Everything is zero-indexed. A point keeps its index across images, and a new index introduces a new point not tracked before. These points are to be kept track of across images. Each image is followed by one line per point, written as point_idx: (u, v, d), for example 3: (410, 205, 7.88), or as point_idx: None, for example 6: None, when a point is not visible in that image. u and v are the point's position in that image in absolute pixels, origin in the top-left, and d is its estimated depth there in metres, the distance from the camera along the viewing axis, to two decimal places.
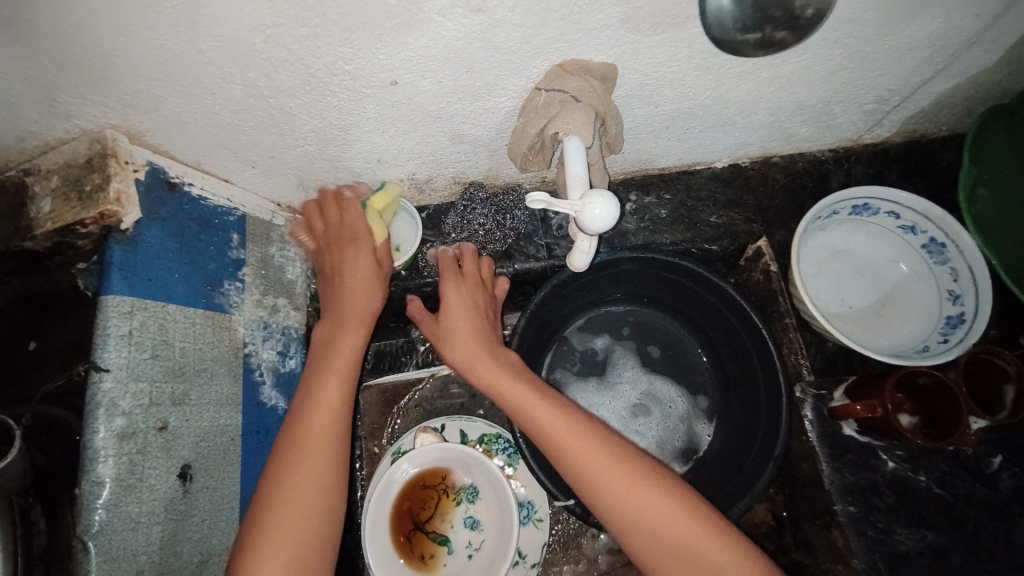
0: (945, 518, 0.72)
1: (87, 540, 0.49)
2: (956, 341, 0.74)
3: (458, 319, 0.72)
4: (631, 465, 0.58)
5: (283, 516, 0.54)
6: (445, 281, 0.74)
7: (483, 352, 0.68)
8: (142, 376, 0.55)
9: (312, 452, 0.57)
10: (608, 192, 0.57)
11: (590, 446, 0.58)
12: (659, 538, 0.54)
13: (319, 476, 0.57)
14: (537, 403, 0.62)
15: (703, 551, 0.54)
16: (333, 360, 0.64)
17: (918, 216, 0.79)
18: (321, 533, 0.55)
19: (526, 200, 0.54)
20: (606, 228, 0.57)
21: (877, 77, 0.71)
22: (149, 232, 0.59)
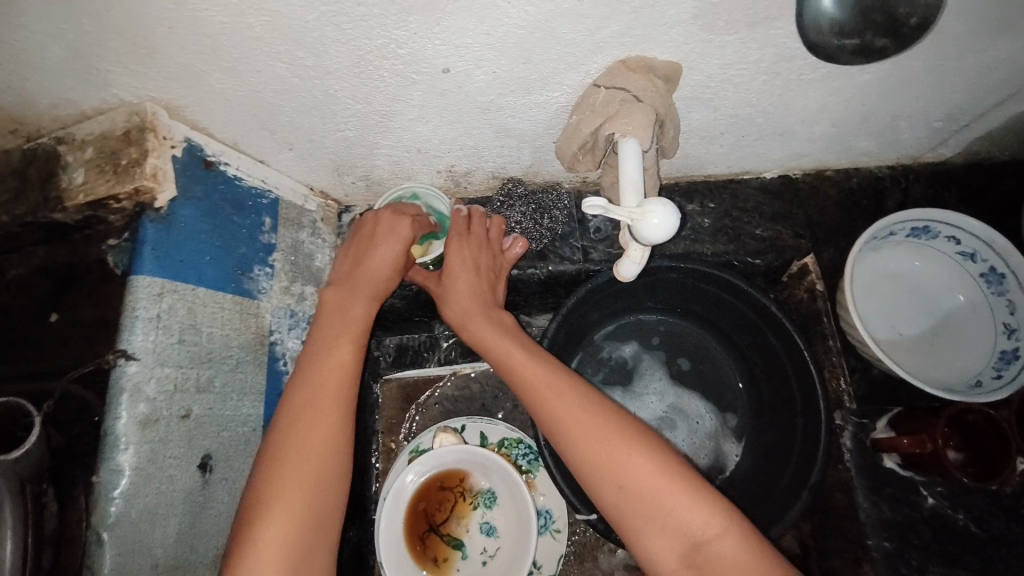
0: (985, 562, 0.69)
1: (102, 530, 0.48)
2: (1010, 379, 0.70)
3: (469, 289, 0.69)
4: (621, 429, 0.54)
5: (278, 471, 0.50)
6: (448, 243, 0.70)
7: (481, 317, 0.67)
8: (168, 361, 0.54)
9: (312, 416, 0.53)
10: (668, 200, 0.54)
11: (569, 403, 0.56)
12: (633, 498, 0.51)
13: (320, 443, 0.52)
14: (525, 365, 0.61)
15: (678, 511, 0.50)
16: (342, 327, 0.59)
17: (980, 244, 0.74)
18: (321, 505, 0.51)
19: (582, 205, 0.52)
20: (664, 240, 0.54)
21: (952, 94, 0.67)
22: (183, 211, 0.57)
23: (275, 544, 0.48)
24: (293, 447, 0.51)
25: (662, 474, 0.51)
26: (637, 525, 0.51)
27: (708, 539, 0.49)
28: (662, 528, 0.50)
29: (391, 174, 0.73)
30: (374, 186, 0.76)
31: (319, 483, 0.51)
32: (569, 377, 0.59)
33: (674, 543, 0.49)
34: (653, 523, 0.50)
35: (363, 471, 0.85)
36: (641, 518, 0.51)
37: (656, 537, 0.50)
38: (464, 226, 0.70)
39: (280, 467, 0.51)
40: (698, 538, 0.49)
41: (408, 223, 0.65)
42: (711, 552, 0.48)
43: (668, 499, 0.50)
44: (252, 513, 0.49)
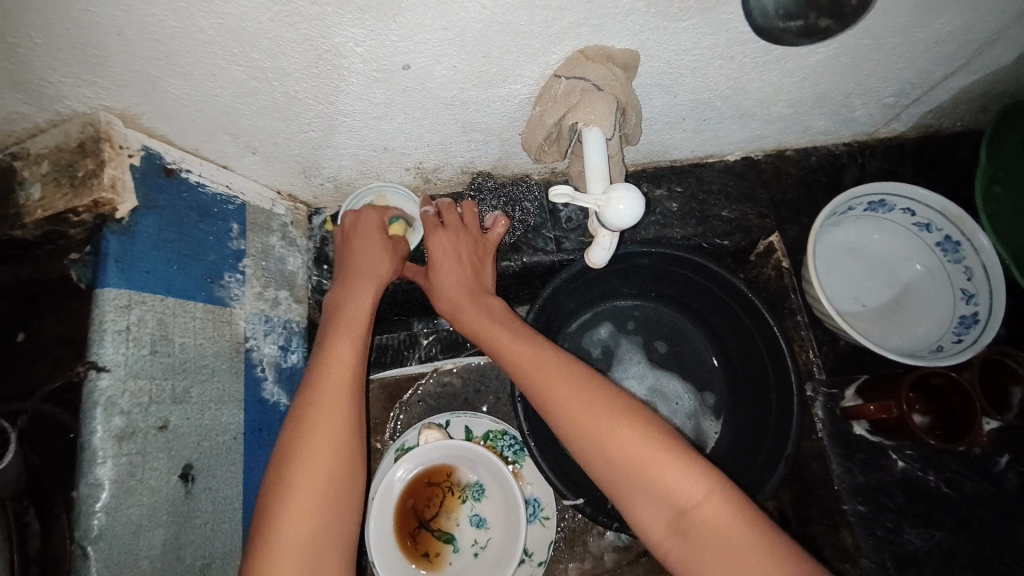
0: (953, 518, 0.71)
1: (86, 546, 0.44)
2: (970, 342, 0.71)
3: (450, 278, 0.69)
4: (607, 404, 0.55)
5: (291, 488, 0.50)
6: (427, 237, 0.70)
7: (470, 305, 0.67)
8: (141, 373, 0.51)
9: (307, 432, 0.53)
10: (632, 185, 0.54)
11: (555, 383, 0.58)
12: (619, 465, 0.52)
13: (330, 426, 0.53)
14: (513, 349, 0.62)
15: (661, 476, 0.51)
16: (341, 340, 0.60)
17: (935, 214, 0.76)
18: (334, 489, 0.51)
19: (549, 193, 0.52)
20: (629, 224, 0.55)
21: (900, 71, 0.70)
22: (146, 221, 0.56)
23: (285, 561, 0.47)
24: (303, 447, 0.52)
25: (650, 444, 0.52)
26: (630, 494, 0.52)
27: (692, 506, 0.50)
28: (648, 496, 0.51)
29: (360, 174, 0.74)
30: (342, 186, 0.76)
31: (331, 480, 0.52)
32: (559, 359, 0.60)
33: (665, 509, 0.51)
34: (641, 491, 0.52)
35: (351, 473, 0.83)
36: (629, 486, 0.52)
37: (650, 505, 0.51)
38: (437, 220, 0.72)
39: (297, 454, 0.52)
40: (686, 503, 0.50)
41: (375, 213, 0.70)
42: (701, 516, 0.49)
43: (654, 467, 0.51)
44: (259, 534, 0.49)
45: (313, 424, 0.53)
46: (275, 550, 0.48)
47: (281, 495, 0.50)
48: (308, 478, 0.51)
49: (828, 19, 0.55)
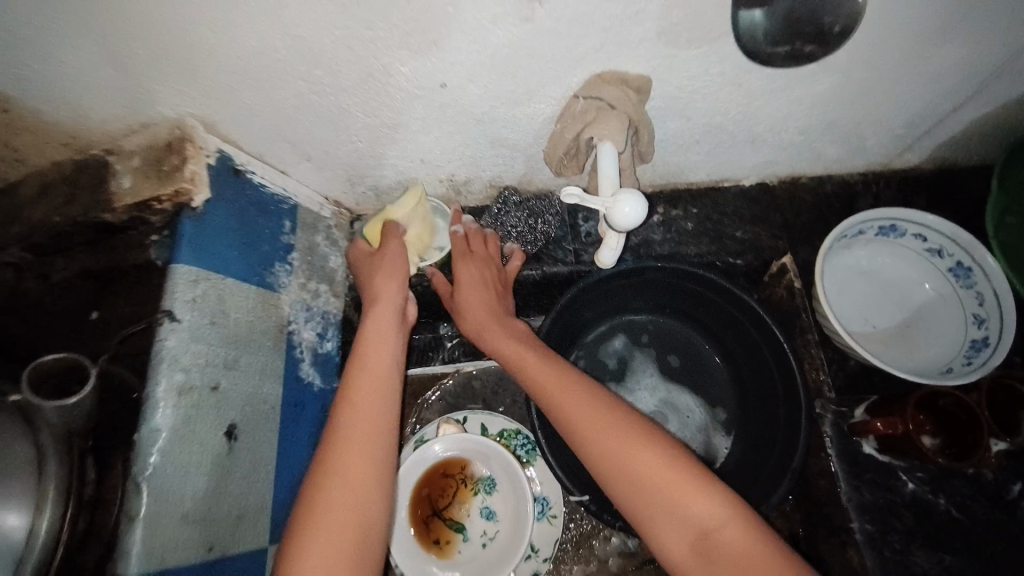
0: (966, 544, 0.70)
1: (142, 483, 0.50)
2: (979, 364, 0.72)
3: (474, 297, 0.75)
4: (627, 422, 0.59)
5: (333, 480, 0.52)
6: (457, 263, 0.77)
7: (496, 326, 0.73)
8: (201, 339, 0.58)
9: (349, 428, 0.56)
10: (637, 191, 0.61)
11: (580, 401, 0.61)
12: (642, 484, 0.55)
13: (373, 425, 0.57)
14: (538, 369, 0.66)
15: (686, 496, 0.54)
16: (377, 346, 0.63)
17: (945, 240, 0.78)
18: (376, 482, 0.54)
19: (561, 193, 0.57)
20: (635, 225, 0.58)
21: (905, 101, 0.74)
22: (215, 211, 0.64)
23: (322, 550, 0.49)
24: (343, 441, 0.55)
25: (674, 465, 0.55)
26: (651, 513, 0.54)
27: (714, 528, 0.52)
28: (669, 515, 0.54)
29: (398, 184, 0.82)
30: (382, 195, 0.84)
31: (370, 476, 0.54)
32: (581, 380, 0.65)
33: (687, 532, 0.53)
34: (663, 511, 0.54)
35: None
36: (650, 505, 0.54)
37: (672, 526, 0.53)
38: (465, 245, 0.79)
39: (337, 448, 0.55)
40: (710, 526, 0.52)
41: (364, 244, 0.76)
42: (723, 540, 0.51)
43: (679, 487, 0.54)
44: (297, 523, 0.51)
45: (352, 419, 0.57)
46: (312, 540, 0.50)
47: (326, 488, 0.52)
48: (353, 468, 0.54)
49: (811, 45, 0.59)
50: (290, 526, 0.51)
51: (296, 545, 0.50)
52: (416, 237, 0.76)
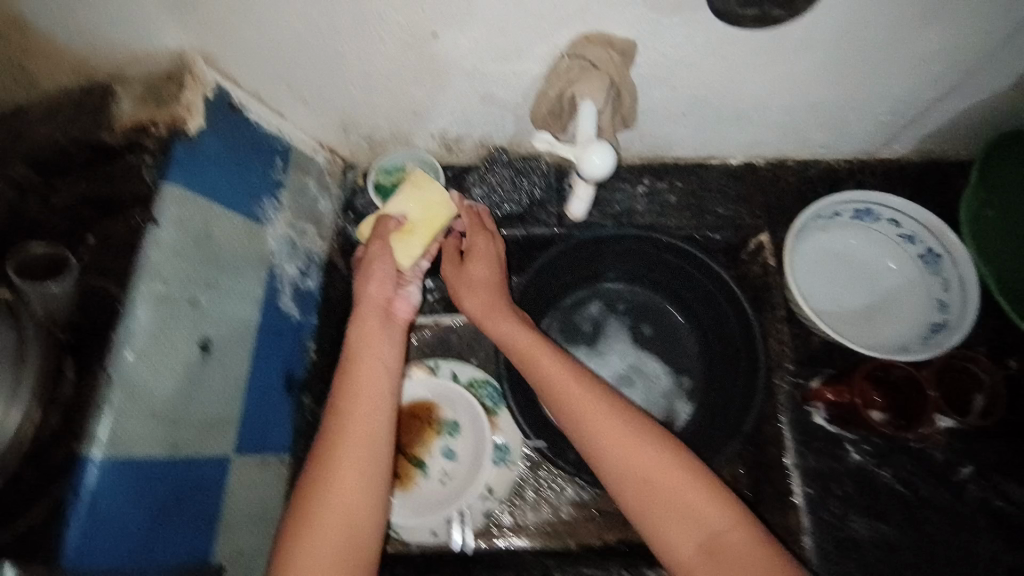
0: (903, 516, 0.74)
1: (115, 374, 0.54)
2: (935, 343, 0.75)
3: (480, 279, 0.79)
4: (629, 422, 0.65)
5: (343, 464, 0.60)
6: (475, 238, 0.80)
7: (501, 311, 0.76)
8: (184, 255, 0.62)
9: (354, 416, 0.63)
10: (605, 144, 0.62)
11: (585, 403, 0.66)
12: (652, 486, 0.61)
13: (374, 416, 0.64)
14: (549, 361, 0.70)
15: (687, 499, 0.60)
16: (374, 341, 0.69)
17: (918, 226, 0.80)
18: (379, 464, 0.62)
19: (532, 137, 0.63)
20: (602, 174, 0.61)
21: (889, 87, 0.75)
22: (209, 139, 0.67)
23: (340, 521, 0.58)
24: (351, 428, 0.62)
25: (684, 470, 0.62)
26: (659, 515, 0.60)
27: (724, 532, 0.59)
28: (678, 515, 0.60)
29: (391, 136, 0.85)
30: (376, 146, 0.87)
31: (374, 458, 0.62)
32: (582, 374, 0.69)
33: (690, 531, 0.59)
34: (676, 511, 0.60)
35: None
36: (660, 506, 0.60)
37: (675, 526, 0.60)
38: (478, 221, 0.81)
39: (343, 435, 0.62)
40: (714, 529, 0.59)
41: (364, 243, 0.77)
42: (725, 540, 0.58)
43: (682, 490, 0.61)
44: (312, 500, 0.59)
45: (357, 409, 0.64)
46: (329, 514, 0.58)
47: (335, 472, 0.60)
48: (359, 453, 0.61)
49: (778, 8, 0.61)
50: (304, 502, 0.59)
51: (313, 520, 0.58)
52: (421, 222, 0.75)
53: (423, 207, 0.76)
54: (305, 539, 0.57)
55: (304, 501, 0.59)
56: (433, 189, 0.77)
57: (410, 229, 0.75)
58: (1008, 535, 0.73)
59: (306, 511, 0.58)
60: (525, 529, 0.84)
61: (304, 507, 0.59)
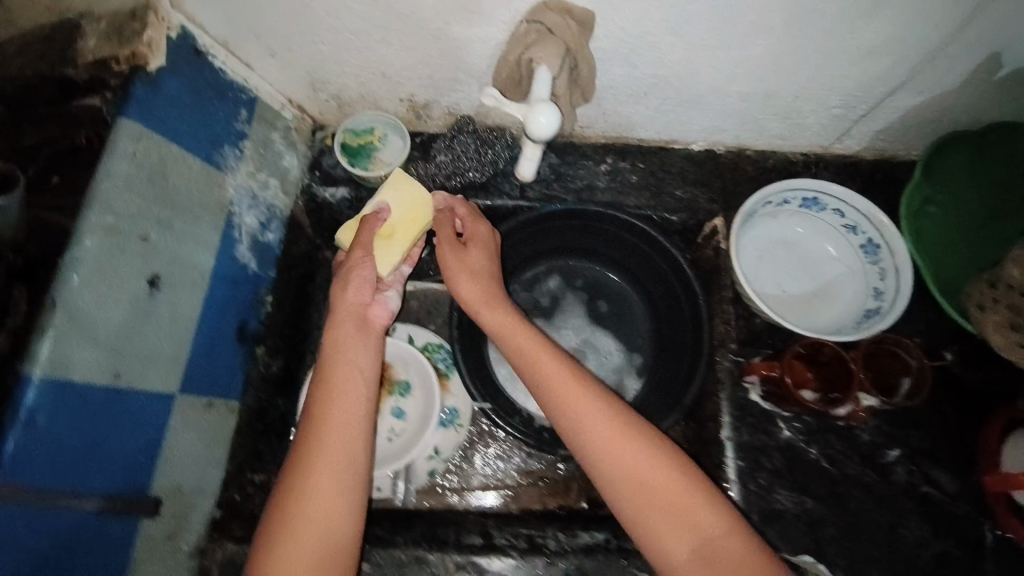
0: (828, 492, 0.77)
1: (56, 298, 0.55)
2: (866, 326, 0.80)
3: (480, 266, 0.77)
4: (614, 428, 0.65)
5: (326, 466, 0.62)
6: (478, 225, 0.79)
7: (497, 302, 0.75)
8: (136, 190, 0.62)
9: (334, 418, 0.64)
10: (552, 103, 0.65)
11: (571, 408, 0.67)
12: (642, 494, 0.63)
13: (353, 417, 0.65)
14: (543, 359, 0.70)
15: (676, 503, 0.63)
16: (352, 343, 0.70)
17: (861, 217, 0.84)
18: (362, 466, 0.64)
19: (480, 95, 0.64)
20: (548, 136, 0.65)
21: (840, 79, 0.78)
22: (170, 81, 0.67)
23: (326, 519, 0.60)
24: (329, 430, 0.63)
25: (682, 478, 0.64)
26: (651, 522, 0.62)
27: (718, 536, 0.61)
28: (671, 521, 0.62)
29: (360, 97, 0.86)
30: (345, 106, 0.88)
31: (356, 459, 0.64)
32: (573, 374, 0.69)
33: (682, 536, 0.62)
34: (669, 518, 0.62)
35: (300, 354, 0.88)
36: (653, 511, 0.63)
37: (667, 532, 0.62)
38: (472, 212, 0.80)
39: (322, 435, 0.63)
40: (705, 533, 0.61)
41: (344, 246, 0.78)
42: (716, 543, 0.61)
43: (671, 498, 0.63)
44: (296, 500, 0.60)
45: (337, 411, 0.65)
46: (310, 514, 0.60)
47: (316, 472, 0.62)
48: (340, 454, 0.63)
49: None
50: (285, 503, 0.61)
51: (296, 519, 0.59)
52: (399, 228, 0.77)
53: (401, 213, 0.78)
54: (285, 538, 0.59)
55: (283, 501, 0.61)
56: (412, 190, 0.78)
57: (388, 235, 0.77)
58: (933, 517, 0.77)
59: (288, 512, 0.60)
60: (472, 492, 0.87)
61: (285, 508, 0.61)
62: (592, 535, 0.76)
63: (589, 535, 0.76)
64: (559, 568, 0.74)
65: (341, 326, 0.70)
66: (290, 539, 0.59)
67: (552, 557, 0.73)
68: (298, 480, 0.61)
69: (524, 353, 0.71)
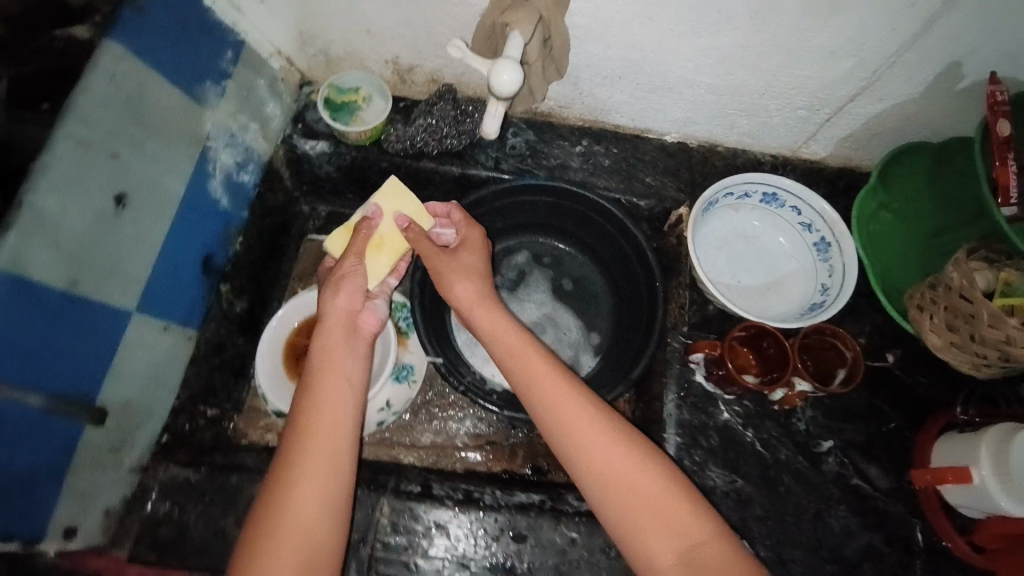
0: (759, 474, 0.79)
1: (21, 198, 0.56)
2: (809, 316, 0.84)
3: (471, 265, 0.77)
4: (604, 440, 0.63)
5: (308, 467, 0.60)
6: (472, 232, 0.79)
7: (486, 303, 0.74)
8: (112, 107, 0.64)
9: (317, 420, 0.63)
10: (514, 60, 0.69)
11: (558, 419, 0.64)
12: (627, 500, 0.60)
13: (338, 420, 0.63)
14: (533, 366, 0.68)
15: (668, 514, 0.60)
16: (340, 347, 0.69)
17: (816, 216, 0.89)
18: (346, 469, 0.61)
19: (447, 44, 0.72)
20: (509, 94, 0.70)
21: (805, 78, 0.82)
22: (157, 9, 0.68)
23: (307, 521, 0.57)
24: (313, 432, 0.62)
25: (671, 488, 0.61)
26: (639, 529, 0.59)
27: (703, 541, 0.59)
28: (659, 526, 0.59)
29: (347, 55, 0.89)
30: (331, 63, 0.91)
31: (339, 461, 0.61)
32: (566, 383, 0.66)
33: (671, 547, 0.58)
34: (656, 523, 0.59)
35: (267, 297, 0.95)
36: (641, 516, 0.59)
37: (654, 542, 0.59)
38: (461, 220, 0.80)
39: (305, 438, 0.61)
40: (693, 541, 0.59)
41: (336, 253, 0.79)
42: (704, 551, 0.58)
43: (661, 512, 0.59)
44: (275, 505, 0.57)
45: (321, 414, 0.63)
46: (290, 517, 0.57)
47: (298, 473, 0.59)
48: (323, 456, 0.60)
49: None
50: (263, 508, 0.58)
51: (275, 523, 0.57)
52: (389, 238, 0.78)
53: (390, 222, 0.78)
54: (263, 543, 0.56)
55: (263, 506, 0.58)
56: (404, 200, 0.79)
57: (378, 246, 0.77)
58: (864, 510, 0.78)
59: (266, 517, 0.57)
60: (419, 450, 0.90)
61: (264, 514, 0.58)
62: (527, 495, 0.76)
63: (525, 495, 0.76)
64: (492, 522, 0.74)
65: (331, 331, 0.70)
66: (268, 544, 0.56)
67: (486, 510, 0.74)
68: (278, 483, 0.59)
69: (513, 357, 0.69)
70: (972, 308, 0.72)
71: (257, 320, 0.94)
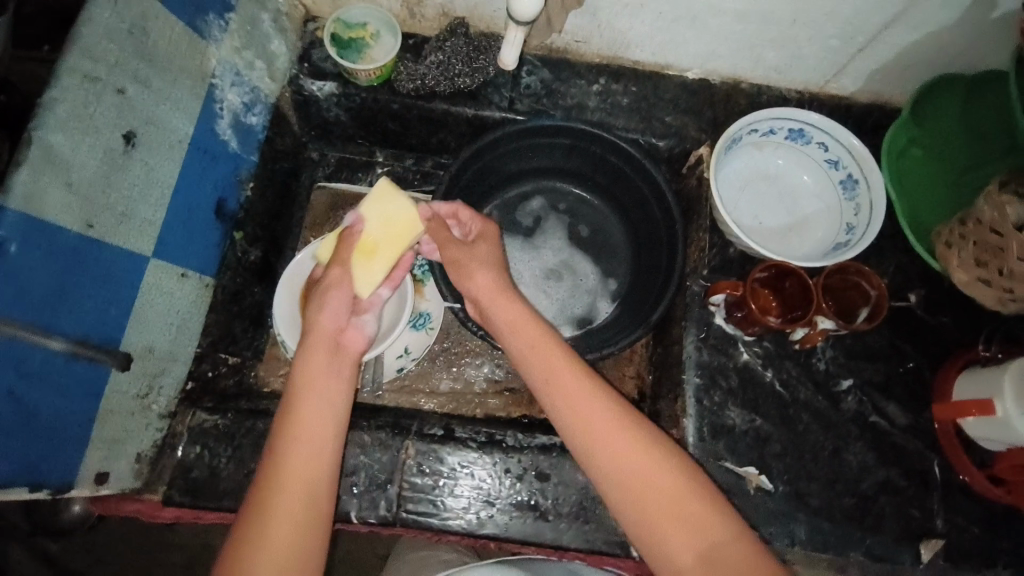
0: (778, 413, 0.80)
1: (32, 134, 0.54)
2: (833, 256, 0.82)
3: (487, 253, 0.73)
4: (617, 441, 0.60)
5: (287, 486, 0.55)
6: (483, 228, 0.75)
7: (505, 291, 0.70)
8: (116, 40, 0.61)
9: (301, 435, 0.58)
10: None
11: (581, 417, 0.61)
12: (634, 494, 0.58)
13: (323, 434, 0.59)
14: (557, 363, 0.64)
15: (680, 513, 0.57)
16: (323, 354, 0.64)
17: (844, 152, 0.86)
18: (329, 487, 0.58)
19: None
20: (531, 16, 0.69)
21: (840, 4, 0.77)
22: None
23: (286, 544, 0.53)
24: (295, 448, 0.57)
25: (684, 488, 0.58)
26: (656, 530, 0.56)
27: (724, 541, 0.55)
28: (682, 528, 0.56)
29: None
30: None
31: (322, 477, 0.57)
32: (585, 382, 0.63)
33: (683, 547, 0.56)
34: (665, 517, 0.56)
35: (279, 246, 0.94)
36: (652, 519, 0.57)
37: (668, 539, 0.56)
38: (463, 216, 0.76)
39: (286, 455, 0.57)
40: (708, 539, 0.55)
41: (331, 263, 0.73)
42: (715, 552, 0.55)
43: (665, 518, 0.56)
44: (250, 529, 0.53)
45: (303, 429, 0.59)
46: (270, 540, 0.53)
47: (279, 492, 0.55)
48: (306, 474, 0.57)
49: None
50: (240, 530, 0.54)
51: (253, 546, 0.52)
52: (383, 241, 0.70)
53: (383, 223, 0.71)
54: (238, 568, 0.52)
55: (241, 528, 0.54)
56: (400, 202, 0.72)
57: (369, 250, 0.70)
58: (881, 445, 0.79)
59: (245, 539, 0.53)
60: (438, 396, 0.91)
61: (240, 536, 0.54)
62: (548, 436, 0.77)
63: (546, 437, 0.77)
64: (516, 462, 0.75)
65: (316, 338, 0.65)
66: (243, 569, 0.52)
67: (509, 450, 0.75)
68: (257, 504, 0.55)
69: (536, 350, 0.65)
70: (1002, 241, 0.68)
71: (269, 269, 0.92)
